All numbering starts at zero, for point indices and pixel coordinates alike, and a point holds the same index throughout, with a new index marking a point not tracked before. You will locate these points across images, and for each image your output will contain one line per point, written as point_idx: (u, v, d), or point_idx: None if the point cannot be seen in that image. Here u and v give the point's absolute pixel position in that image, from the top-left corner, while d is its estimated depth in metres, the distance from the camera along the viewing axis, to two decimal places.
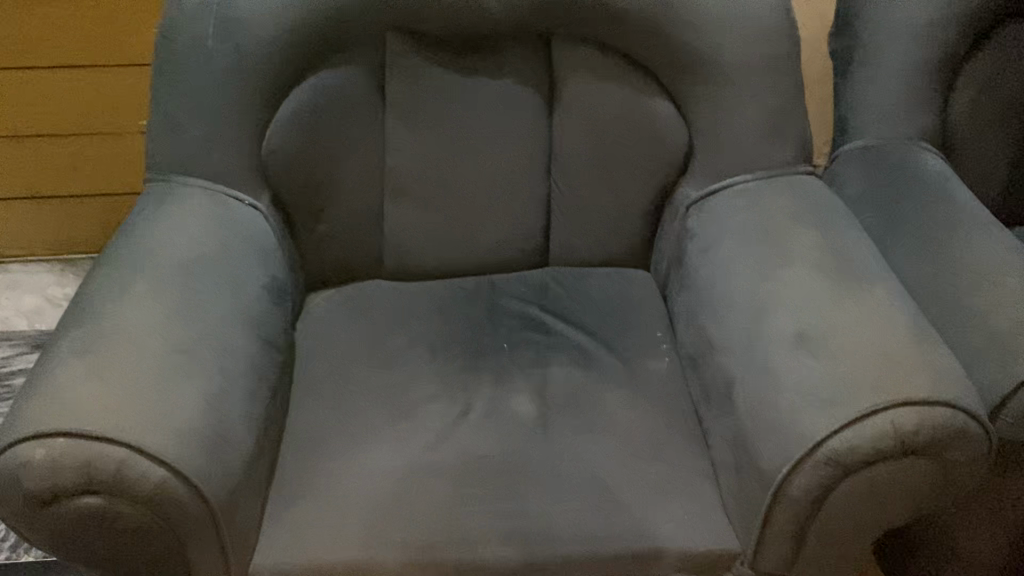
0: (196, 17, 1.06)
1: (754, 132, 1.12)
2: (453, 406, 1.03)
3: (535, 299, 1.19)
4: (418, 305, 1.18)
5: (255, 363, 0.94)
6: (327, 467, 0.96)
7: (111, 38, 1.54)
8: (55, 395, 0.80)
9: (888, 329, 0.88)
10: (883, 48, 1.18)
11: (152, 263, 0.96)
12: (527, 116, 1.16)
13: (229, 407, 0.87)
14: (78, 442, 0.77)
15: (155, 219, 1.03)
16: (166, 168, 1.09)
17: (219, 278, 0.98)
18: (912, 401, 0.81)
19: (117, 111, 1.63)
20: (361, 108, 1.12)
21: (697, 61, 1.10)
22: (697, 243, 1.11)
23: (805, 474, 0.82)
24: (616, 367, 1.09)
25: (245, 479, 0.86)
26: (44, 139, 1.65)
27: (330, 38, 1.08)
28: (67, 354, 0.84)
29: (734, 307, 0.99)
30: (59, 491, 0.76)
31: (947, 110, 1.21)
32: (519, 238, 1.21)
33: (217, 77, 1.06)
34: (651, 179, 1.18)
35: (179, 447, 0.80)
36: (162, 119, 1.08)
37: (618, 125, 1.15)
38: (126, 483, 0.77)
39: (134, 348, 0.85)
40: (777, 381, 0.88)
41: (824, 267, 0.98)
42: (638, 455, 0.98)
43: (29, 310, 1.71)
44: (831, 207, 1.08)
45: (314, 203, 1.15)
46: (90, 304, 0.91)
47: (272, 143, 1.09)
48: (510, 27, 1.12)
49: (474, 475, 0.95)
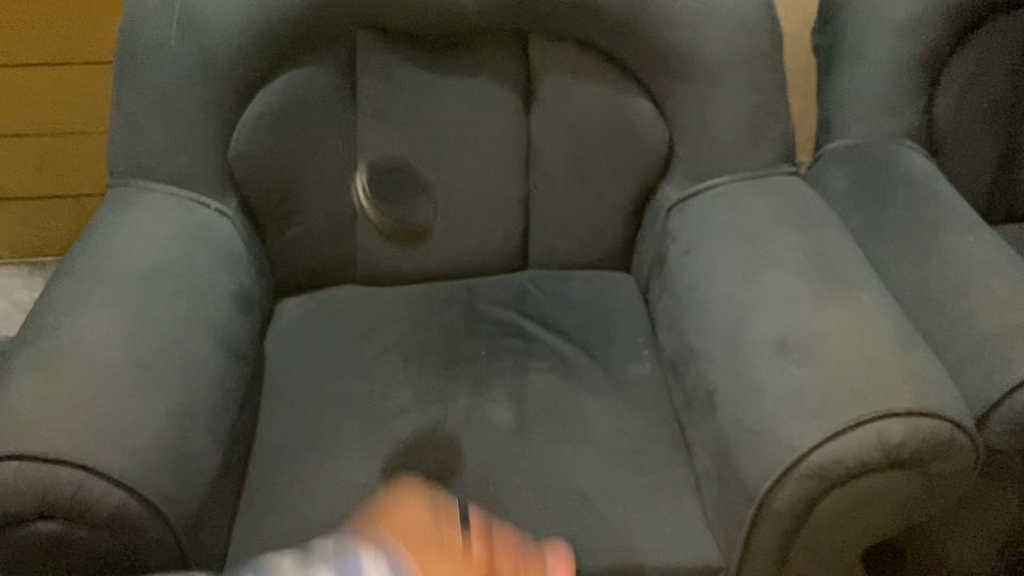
0: (158, 15, 1.02)
1: (737, 132, 1.09)
2: (429, 416, 1.01)
3: (513, 303, 1.17)
4: (394, 310, 1.15)
5: (222, 376, 0.91)
6: (297, 482, 0.93)
7: (75, 34, 1.49)
8: (8, 415, 0.76)
9: (874, 336, 0.86)
10: (868, 44, 1.15)
11: (113, 272, 0.92)
12: (504, 116, 1.13)
13: (192, 424, 0.83)
14: (33, 464, 0.73)
15: (117, 226, 0.99)
16: (129, 172, 1.05)
17: (184, 287, 0.94)
18: (899, 412, 0.79)
19: (82, 109, 1.58)
20: (332, 109, 1.08)
21: (679, 60, 1.07)
22: (677, 245, 1.09)
23: (788, 487, 0.79)
24: (596, 374, 1.07)
25: (209, 500, 0.83)
26: (7, 138, 1.60)
27: (298, 38, 1.03)
28: (21, 371, 0.81)
29: (717, 313, 0.97)
30: (14, 515, 0.73)
31: (932, 107, 1.19)
32: (497, 240, 1.19)
33: (181, 78, 1.02)
34: (631, 180, 1.15)
35: (139, 468, 0.76)
36: (124, 121, 1.04)
37: (597, 126, 1.12)
38: (84, 506, 0.74)
39: (92, 364, 0.82)
40: (760, 390, 0.86)
41: (808, 271, 0.95)
42: (619, 466, 0.95)
43: None
44: (814, 208, 1.06)
45: (285, 207, 1.11)
46: (47, 317, 0.87)
47: (239, 147, 1.05)
48: (486, 24, 1.08)
49: (450, 488, 0.92)
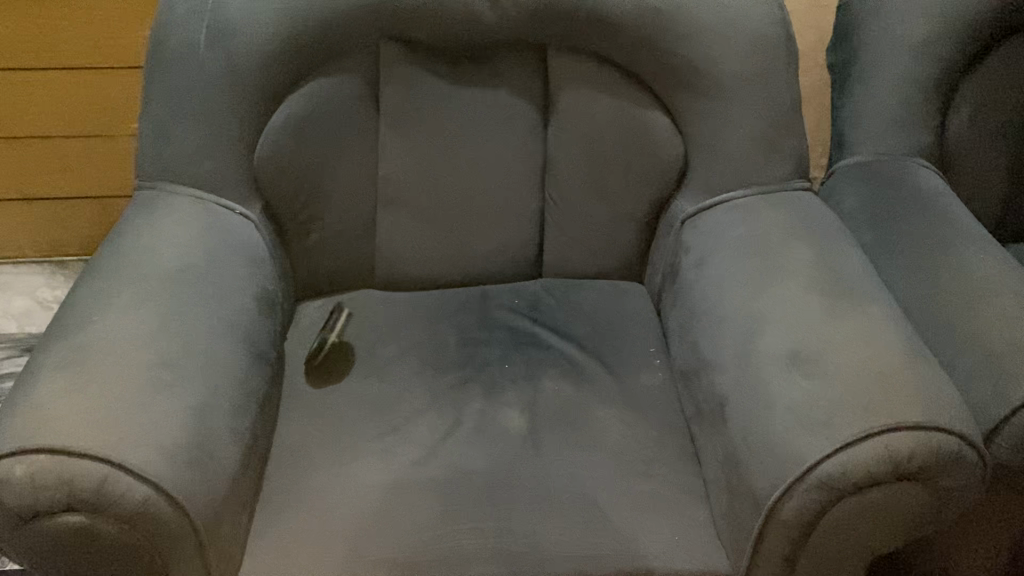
0: (188, 23, 1.04)
1: (751, 147, 1.10)
2: (443, 420, 1.02)
3: (527, 311, 1.19)
4: (410, 316, 1.18)
5: (242, 377, 0.93)
6: (314, 482, 0.95)
7: (104, 41, 1.53)
8: (36, 411, 0.78)
9: (883, 350, 0.87)
10: (882, 63, 1.17)
11: (140, 274, 0.95)
12: (522, 127, 1.15)
13: (213, 423, 0.86)
14: (59, 459, 0.75)
15: (143, 228, 1.01)
16: (157, 176, 1.08)
17: (207, 289, 0.97)
18: (907, 425, 0.80)
19: (108, 113, 1.61)
20: (355, 118, 1.11)
21: (696, 76, 1.08)
22: (691, 257, 1.11)
23: (798, 497, 0.81)
24: (608, 383, 1.08)
25: (229, 497, 0.85)
26: (35, 140, 1.64)
27: (323, 48, 1.06)
28: (50, 367, 0.83)
29: (729, 324, 0.98)
30: (40, 508, 0.75)
31: (945, 126, 1.20)
32: (512, 249, 1.21)
33: (209, 85, 1.04)
34: (646, 192, 1.17)
35: (163, 465, 0.78)
36: (152, 127, 1.06)
37: (613, 139, 1.14)
38: (108, 501, 0.75)
39: (119, 362, 0.84)
40: (770, 401, 0.87)
41: (819, 286, 0.96)
42: (629, 474, 0.97)
43: (18, 312, 1.71)
44: (827, 223, 1.07)
45: (306, 212, 1.14)
46: (75, 315, 0.89)
47: (264, 153, 1.07)
48: (507, 38, 1.10)
49: (462, 491, 0.94)
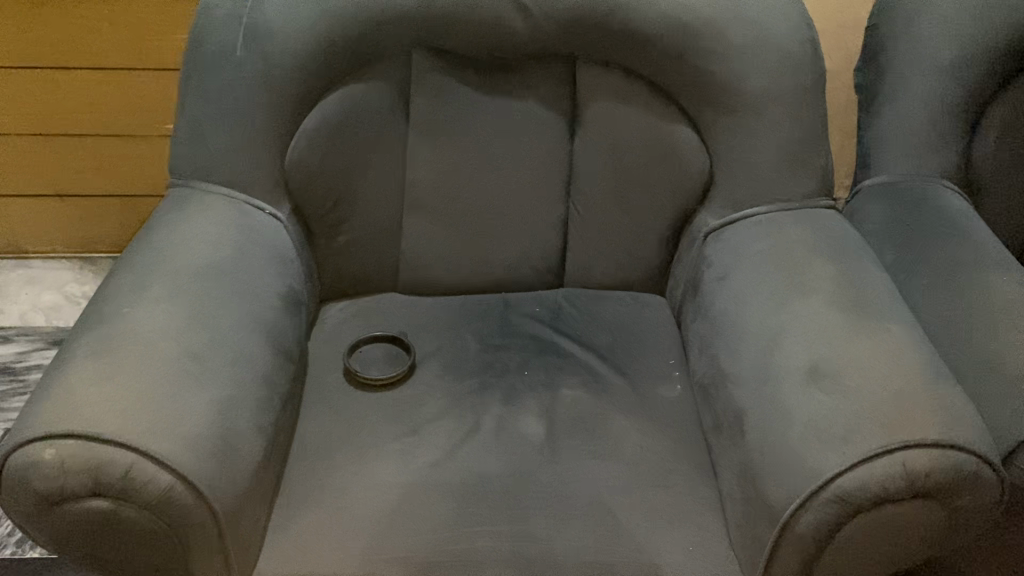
0: (226, 26, 1.06)
1: (777, 164, 1.11)
2: (462, 424, 1.04)
3: (548, 320, 1.20)
4: (433, 321, 1.19)
5: (267, 372, 0.95)
6: (333, 479, 0.96)
7: (143, 42, 1.56)
8: (67, 397, 0.80)
9: (903, 367, 0.88)
10: (910, 85, 1.17)
11: (170, 268, 0.97)
12: (549, 138, 1.16)
13: (238, 416, 0.87)
14: (87, 445, 0.77)
15: (175, 225, 1.04)
16: (191, 174, 1.10)
17: (236, 286, 0.98)
18: (926, 442, 0.80)
19: (145, 113, 1.65)
20: (385, 123, 1.13)
21: (723, 92, 1.09)
22: (712, 271, 1.11)
23: (814, 511, 0.81)
24: (626, 392, 1.09)
25: (250, 490, 0.86)
26: (72, 137, 1.67)
27: (356, 55, 1.08)
28: (81, 356, 0.85)
29: (749, 338, 0.99)
30: (67, 492, 0.76)
31: (971, 149, 1.20)
32: (535, 257, 1.22)
33: (244, 87, 1.06)
34: (670, 206, 1.18)
35: (188, 454, 0.80)
36: (188, 126, 1.09)
37: (639, 151, 1.15)
38: (133, 488, 0.77)
39: (148, 353, 0.86)
40: (789, 415, 0.88)
41: (840, 302, 0.97)
42: (645, 484, 0.97)
43: (46, 306, 1.73)
44: (849, 241, 1.08)
45: (334, 215, 1.16)
46: (108, 306, 0.92)
47: (296, 156, 1.10)
48: (538, 49, 1.11)
49: (479, 494, 0.94)
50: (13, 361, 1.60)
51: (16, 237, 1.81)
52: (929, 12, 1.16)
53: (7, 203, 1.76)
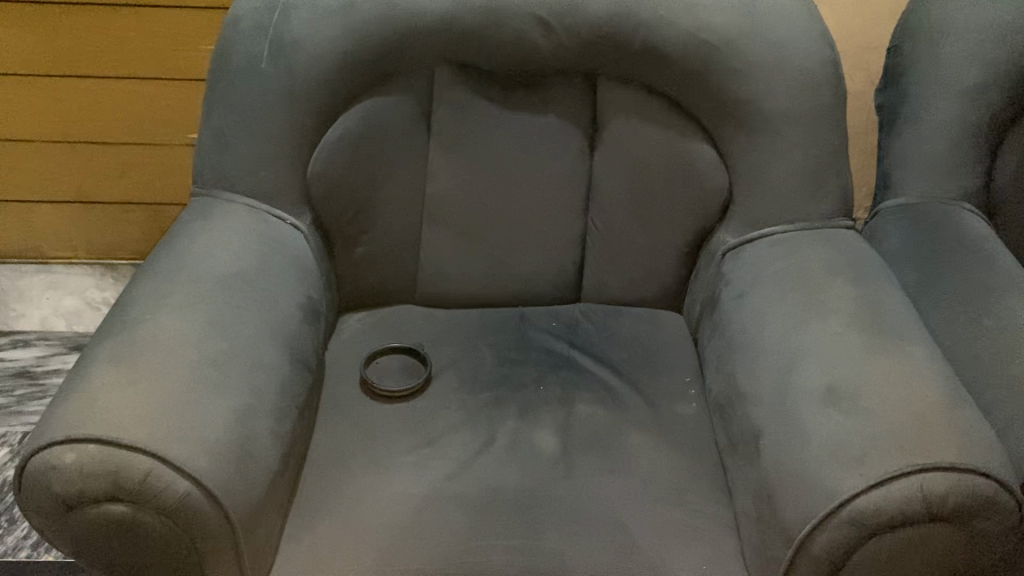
0: (252, 38, 1.08)
1: (797, 184, 1.11)
2: (477, 437, 1.04)
3: (564, 335, 1.21)
4: (450, 334, 1.20)
5: (285, 381, 0.96)
6: (348, 489, 0.96)
7: (169, 53, 1.58)
8: (88, 401, 0.81)
9: (921, 389, 0.87)
10: (932, 108, 1.17)
11: (192, 276, 0.98)
12: (568, 154, 1.17)
13: (256, 424, 0.88)
14: (107, 449, 0.78)
15: (198, 233, 1.05)
16: (215, 184, 1.11)
17: (257, 295, 0.99)
18: (944, 466, 0.79)
19: (169, 122, 1.67)
20: (407, 137, 1.14)
21: (744, 111, 1.09)
22: (730, 289, 1.11)
23: (829, 532, 0.81)
24: (642, 409, 1.09)
25: (266, 498, 0.87)
26: (97, 145, 1.69)
27: (380, 69, 1.09)
28: (102, 361, 0.86)
29: (766, 357, 0.99)
30: (86, 495, 0.77)
31: (992, 172, 1.20)
32: (553, 271, 1.23)
33: (268, 99, 1.07)
34: (688, 223, 1.18)
35: (206, 461, 0.81)
36: (213, 136, 1.10)
37: (658, 169, 1.15)
38: (151, 493, 0.78)
39: (169, 359, 0.86)
40: (805, 435, 0.88)
41: (859, 323, 0.97)
42: (660, 501, 0.97)
43: (67, 311, 1.75)
44: (868, 261, 1.07)
45: (354, 226, 1.17)
46: (130, 312, 0.93)
47: (317, 167, 1.11)
48: (559, 66, 1.12)
49: (492, 507, 0.95)
50: (33, 365, 1.62)
51: (39, 242, 1.84)
52: (952, 34, 1.16)
53: (31, 209, 1.78)
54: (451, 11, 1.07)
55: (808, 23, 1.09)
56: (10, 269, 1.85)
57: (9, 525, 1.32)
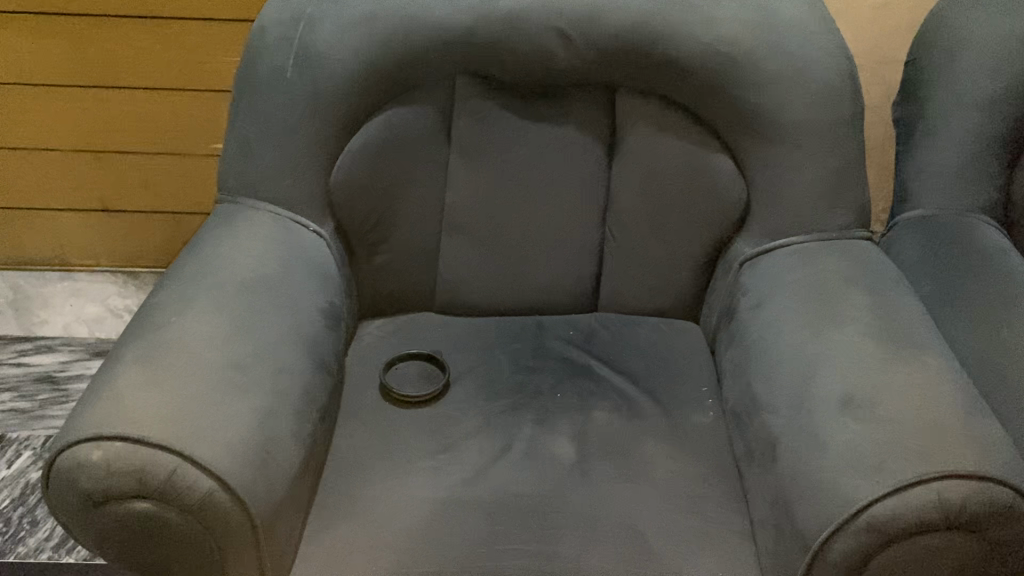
0: (278, 49, 1.10)
1: (813, 196, 1.12)
2: (495, 443, 1.05)
3: (581, 343, 1.22)
4: (468, 341, 1.21)
5: (307, 384, 0.97)
6: (367, 493, 0.97)
7: (195, 64, 1.61)
8: (114, 399, 0.83)
9: (937, 398, 0.87)
10: (949, 121, 1.17)
11: (217, 281, 1.00)
12: (587, 165, 1.18)
13: (278, 426, 0.89)
14: (133, 447, 0.79)
15: (222, 239, 1.07)
16: (240, 191, 1.13)
17: (280, 299, 1.01)
18: (961, 473, 0.80)
19: (193, 132, 1.70)
20: (428, 146, 1.16)
21: (762, 123, 1.10)
22: (747, 299, 1.12)
23: (845, 539, 0.81)
24: (659, 418, 1.09)
25: (286, 499, 0.88)
26: (122, 154, 1.72)
27: (402, 79, 1.11)
28: (128, 362, 0.87)
29: (783, 366, 0.99)
30: (111, 492, 0.79)
31: (1010, 186, 1.20)
32: (570, 280, 1.24)
33: (293, 109, 1.09)
34: (706, 234, 1.19)
35: (228, 461, 0.82)
36: (239, 144, 1.12)
37: (675, 179, 1.17)
38: (175, 491, 0.79)
39: (193, 361, 0.88)
40: (822, 443, 0.88)
41: (876, 332, 0.97)
42: (676, 508, 0.97)
43: (90, 318, 1.77)
44: (886, 272, 1.08)
45: (375, 234, 1.18)
46: (156, 315, 0.94)
47: (340, 176, 1.13)
48: (579, 78, 1.13)
49: (510, 512, 0.95)
50: (56, 371, 1.64)
51: (63, 250, 1.87)
52: (970, 49, 1.16)
53: (56, 217, 1.82)
54: (472, 23, 1.09)
55: (826, 35, 1.10)
56: (35, 276, 1.88)
57: (32, 526, 1.34)
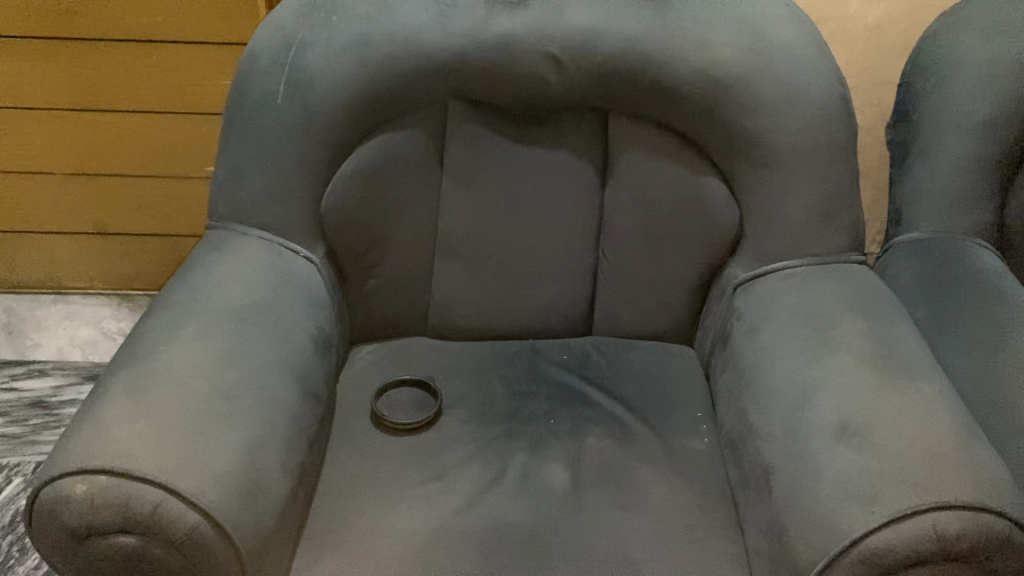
0: (268, 74, 1.09)
1: (807, 220, 1.11)
2: (488, 471, 1.03)
3: (575, 368, 1.21)
4: (461, 366, 1.20)
5: (297, 413, 0.96)
6: (357, 523, 0.96)
7: (188, 87, 1.61)
8: (100, 432, 0.81)
9: (933, 426, 0.86)
10: (943, 144, 1.17)
11: (206, 308, 0.99)
12: (580, 188, 1.18)
13: (266, 456, 0.88)
14: (118, 481, 0.78)
15: (212, 266, 1.06)
16: (231, 217, 1.13)
17: (269, 326, 1.00)
18: (957, 505, 0.78)
19: (187, 155, 1.70)
20: (420, 171, 1.15)
21: (756, 147, 1.09)
22: (742, 323, 1.11)
23: (840, 571, 0.80)
24: (653, 444, 1.08)
25: (275, 530, 0.87)
26: (115, 177, 1.72)
27: (394, 104, 1.10)
28: (115, 393, 0.86)
29: (778, 392, 0.98)
30: (95, 527, 0.78)
31: (1005, 208, 1.19)
32: (564, 304, 1.23)
33: (284, 134, 1.09)
34: (700, 257, 1.18)
35: (214, 493, 0.81)
36: (230, 169, 1.12)
37: (669, 203, 1.16)
38: (160, 526, 0.78)
39: (181, 391, 0.87)
40: (816, 472, 0.87)
41: (871, 358, 0.96)
42: (670, 536, 0.96)
43: (83, 341, 1.76)
44: (881, 297, 1.07)
45: (366, 259, 1.18)
46: (144, 343, 0.93)
47: (331, 201, 1.12)
48: (571, 102, 1.13)
49: (501, 542, 0.94)
50: (48, 395, 1.63)
51: (56, 272, 1.86)
52: (964, 71, 1.16)
53: (50, 239, 1.81)
54: (464, 47, 1.08)
55: (819, 58, 1.10)
56: (28, 298, 1.87)
57: (20, 554, 1.32)
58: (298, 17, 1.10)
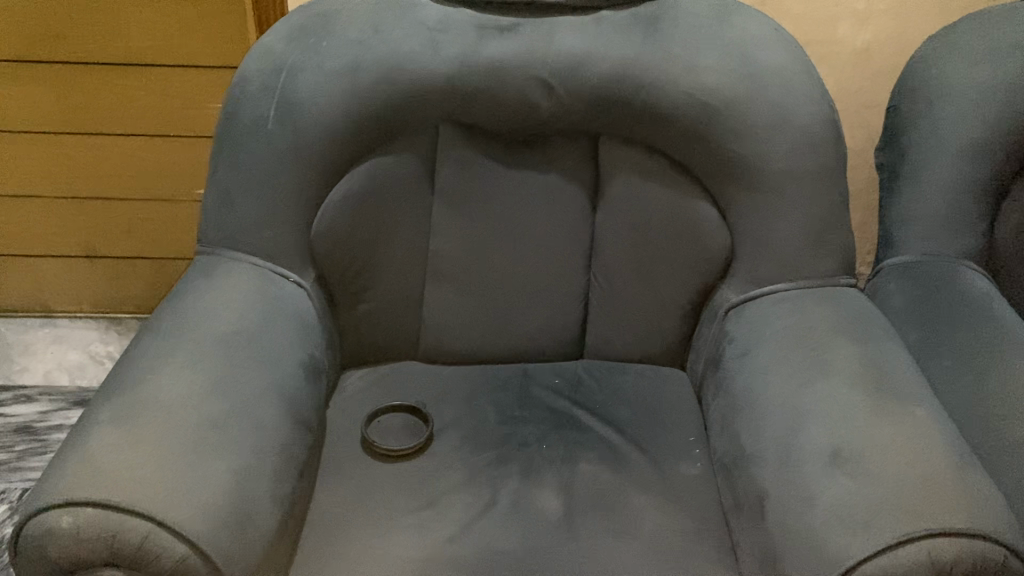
0: (258, 99, 1.09)
1: (797, 243, 1.11)
2: (480, 498, 1.03)
3: (567, 392, 1.20)
4: (452, 391, 1.20)
5: (287, 441, 0.95)
6: (348, 552, 0.95)
7: (178, 109, 1.60)
8: (86, 462, 0.80)
9: (927, 451, 0.86)
10: (933, 166, 1.17)
11: (194, 335, 0.98)
12: (571, 212, 1.18)
13: (256, 485, 0.87)
14: (105, 513, 0.77)
15: (201, 292, 1.05)
16: (220, 242, 1.12)
17: (259, 353, 0.99)
18: (952, 531, 0.78)
19: (176, 178, 1.69)
20: (411, 195, 1.15)
21: (746, 171, 1.10)
22: (734, 347, 1.11)
23: None
24: (646, 469, 1.08)
25: (265, 561, 0.86)
26: (104, 200, 1.71)
27: (384, 129, 1.10)
28: (103, 423, 0.85)
29: (771, 417, 0.98)
30: (82, 560, 0.76)
31: (994, 231, 1.20)
32: (555, 328, 1.23)
33: (274, 160, 1.08)
34: (691, 281, 1.18)
35: (203, 524, 0.80)
36: (219, 195, 1.11)
37: (660, 226, 1.16)
38: (149, 558, 0.77)
39: (169, 421, 0.86)
40: (810, 498, 0.86)
41: (863, 383, 0.96)
42: (664, 563, 0.95)
43: (70, 365, 1.74)
44: (872, 320, 1.07)
45: (357, 284, 1.17)
46: (132, 372, 0.92)
47: (322, 226, 1.12)
48: (562, 126, 1.13)
49: (494, 570, 0.93)
50: (35, 421, 1.61)
51: (44, 296, 1.85)
52: (951, 94, 1.16)
53: (38, 263, 1.80)
54: (454, 72, 1.08)
55: (808, 82, 1.10)
56: (15, 322, 1.86)
57: None
58: (289, 43, 1.10)
